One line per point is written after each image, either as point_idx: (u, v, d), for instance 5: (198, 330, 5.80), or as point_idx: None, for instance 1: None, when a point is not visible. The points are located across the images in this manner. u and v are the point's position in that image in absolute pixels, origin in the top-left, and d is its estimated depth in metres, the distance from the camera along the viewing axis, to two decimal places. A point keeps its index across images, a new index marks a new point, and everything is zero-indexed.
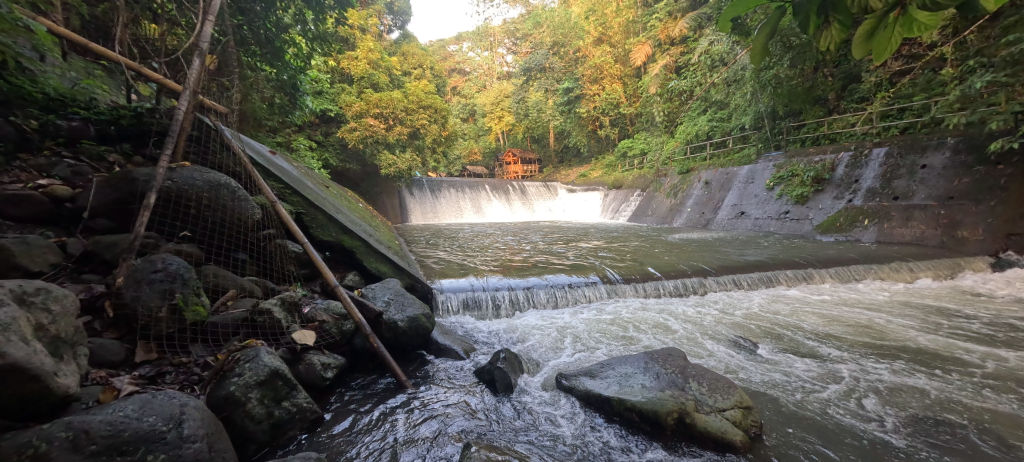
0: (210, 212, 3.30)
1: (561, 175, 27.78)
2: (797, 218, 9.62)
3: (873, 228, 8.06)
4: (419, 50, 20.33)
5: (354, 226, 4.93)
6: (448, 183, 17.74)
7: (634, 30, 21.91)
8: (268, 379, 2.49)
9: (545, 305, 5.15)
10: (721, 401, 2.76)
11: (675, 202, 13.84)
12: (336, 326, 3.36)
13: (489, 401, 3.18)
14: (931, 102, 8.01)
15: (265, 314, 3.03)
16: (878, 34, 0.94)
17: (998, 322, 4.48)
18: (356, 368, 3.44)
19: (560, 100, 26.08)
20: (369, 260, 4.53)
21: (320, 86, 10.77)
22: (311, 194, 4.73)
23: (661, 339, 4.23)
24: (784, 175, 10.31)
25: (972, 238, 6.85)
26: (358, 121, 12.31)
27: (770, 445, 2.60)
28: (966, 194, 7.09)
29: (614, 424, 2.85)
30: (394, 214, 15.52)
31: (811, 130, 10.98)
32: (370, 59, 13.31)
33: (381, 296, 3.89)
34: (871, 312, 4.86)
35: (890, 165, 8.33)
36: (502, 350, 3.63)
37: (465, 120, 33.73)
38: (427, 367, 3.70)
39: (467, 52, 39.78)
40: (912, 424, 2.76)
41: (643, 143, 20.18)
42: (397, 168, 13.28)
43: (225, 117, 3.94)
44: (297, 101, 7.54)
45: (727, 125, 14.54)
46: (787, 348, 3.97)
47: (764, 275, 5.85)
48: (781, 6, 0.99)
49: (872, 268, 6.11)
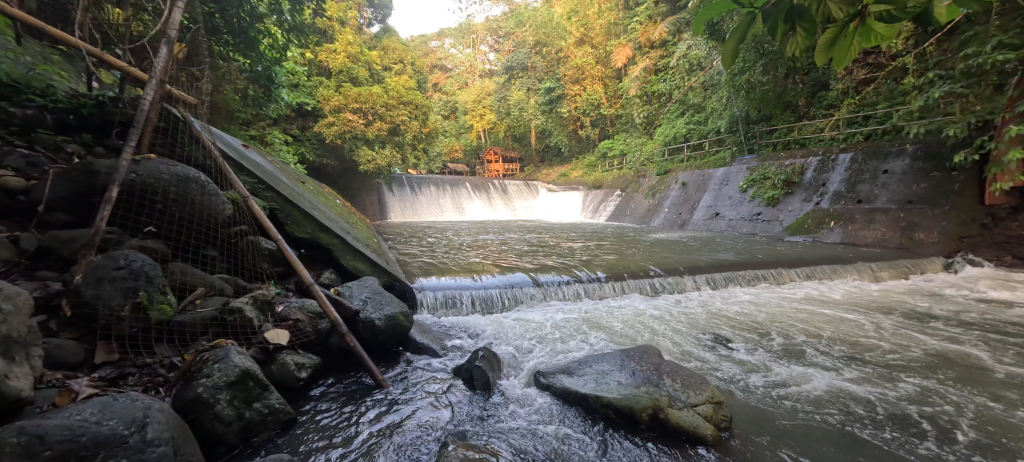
0: (177, 207, 3.16)
1: (541, 174, 27.93)
2: (768, 220, 9.95)
3: (839, 230, 8.43)
4: (400, 45, 20.02)
5: (330, 222, 4.82)
6: (428, 181, 17.60)
7: (616, 32, 22.19)
8: (238, 381, 2.42)
9: (524, 303, 5.18)
10: (693, 396, 2.83)
11: (653, 202, 14.11)
12: (311, 325, 3.29)
13: (467, 400, 3.18)
14: (892, 110, 8.42)
15: (236, 313, 2.94)
16: (840, 42, 0.99)
17: (949, 319, 4.74)
18: (331, 368, 3.39)
19: (542, 99, 26.18)
20: (345, 257, 4.46)
21: (297, 78, 10.50)
22: (287, 190, 4.60)
23: (637, 337, 4.30)
24: (757, 177, 10.65)
25: (927, 240, 7.23)
26: (336, 116, 12.05)
27: (738, 437, 2.70)
28: (924, 198, 7.45)
29: (590, 420, 2.90)
30: (373, 210, 15.28)
31: (782, 135, 11.37)
32: (349, 52, 13.05)
33: (358, 295, 3.83)
34: (834, 311, 5.08)
35: (854, 170, 8.70)
36: (480, 349, 3.62)
37: (446, 117, 33.46)
38: (404, 365, 3.68)
39: (449, 48, 39.40)
40: (872, 417, 2.89)
41: (623, 144, 20.47)
42: (376, 164, 13.08)
43: (195, 109, 3.79)
44: (272, 93, 7.32)
45: (703, 128, 14.92)
46: (757, 345, 4.11)
47: (736, 275, 6.04)
48: (751, 12, 1.02)
49: (837, 268, 6.37)
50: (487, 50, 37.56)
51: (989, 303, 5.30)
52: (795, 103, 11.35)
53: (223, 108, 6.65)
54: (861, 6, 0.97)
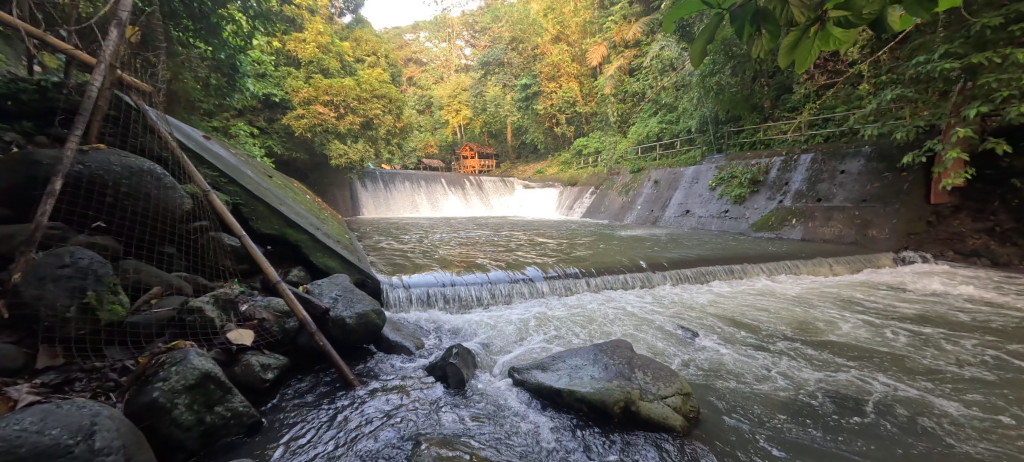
0: (130, 201, 2.98)
1: (517, 170, 27.95)
2: (735, 217, 10.31)
3: (800, 227, 8.82)
4: (373, 36, 19.53)
5: (299, 218, 4.67)
6: (402, 176, 17.32)
7: (592, 30, 22.43)
8: (198, 384, 2.30)
9: (500, 299, 5.19)
10: (664, 388, 2.90)
11: (627, 200, 14.37)
12: (278, 325, 3.19)
13: (442, 397, 3.15)
14: (849, 113, 8.87)
15: (195, 313, 2.81)
16: (802, 44, 1.03)
17: (899, 311, 5.01)
18: (299, 367, 3.29)
19: (519, 96, 26.19)
20: (315, 254, 4.34)
21: (264, 68, 10.09)
22: (252, 185, 4.41)
23: (610, 331, 4.37)
24: (725, 176, 11.01)
25: (880, 236, 7.65)
26: (306, 108, 11.65)
27: (705, 427, 2.78)
28: (877, 197, 7.89)
29: (564, 414, 2.93)
30: (345, 206, 14.87)
31: (749, 135, 11.80)
32: (320, 42, 12.64)
33: (328, 293, 3.72)
34: (795, 303, 5.30)
35: (815, 169, 9.12)
36: (454, 346, 3.59)
37: (422, 112, 32.92)
38: (376, 363, 3.61)
39: (424, 42, 38.70)
40: (830, 404, 3.03)
41: (598, 142, 20.77)
42: (348, 158, 12.74)
43: (150, 97, 3.58)
44: (236, 83, 7.00)
45: (675, 127, 15.31)
46: (724, 338, 4.25)
47: (706, 271, 6.24)
48: (719, 13, 1.04)
49: (799, 263, 6.67)
50: (463, 44, 37.41)
51: (935, 294, 5.65)
52: (761, 105, 11.79)
53: (182, 96, 6.30)
54: (822, 12, 1.00)
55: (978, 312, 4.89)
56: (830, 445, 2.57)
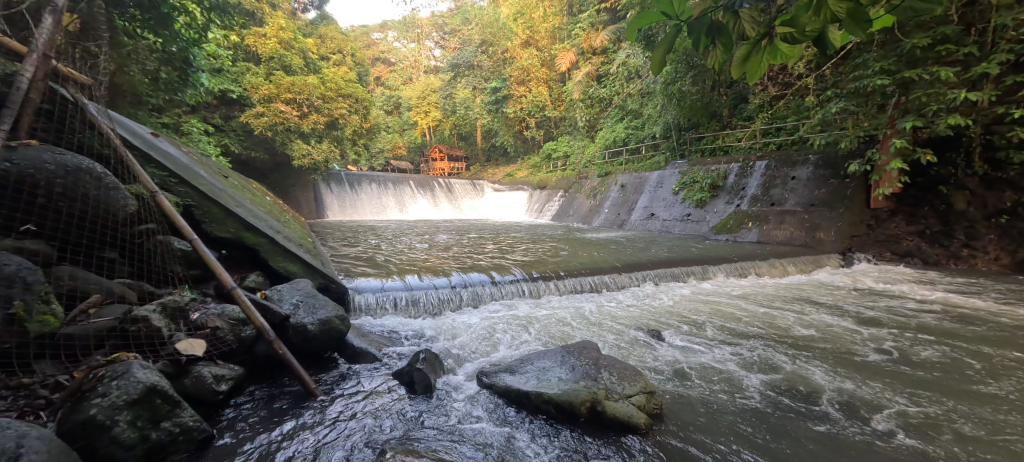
0: (65, 202, 2.75)
1: (487, 173, 27.95)
2: (696, 220, 10.71)
3: (756, 230, 9.27)
4: (339, 34, 19.09)
5: (257, 220, 4.46)
6: (368, 178, 16.92)
7: (560, 37, 22.87)
8: (142, 399, 2.15)
9: (468, 303, 5.15)
10: (629, 387, 2.96)
11: (594, 203, 14.65)
12: (232, 333, 3.03)
13: (408, 404, 3.09)
14: (799, 123, 9.45)
15: (140, 323, 2.62)
16: (753, 59, 1.11)
17: (845, 309, 5.34)
18: (255, 377, 3.15)
19: (488, 99, 26.28)
20: (275, 258, 4.17)
21: (222, 63, 9.63)
22: (204, 185, 4.17)
23: (577, 333, 4.43)
24: (687, 181, 11.44)
25: (826, 238, 8.16)
26: (267, 106, 11.19)
27: (668, 425, 2.86)
28: (824, 202, 8.42)
29: (533, 417, 2.94)
30: (308, 208, 14.35)
31: (709, 142, 12.33)
32: (281, 38, 12.17)
33: (288, 299, 3.58)
34: (752, 303, 5.56)
35: (769, 175, 9.64)
36: (422, 351, 3.53)
37: (390, 112, 32.24)
38: (339, 371, 3.50)
39: (393, 41, 38.01)
40: (784, 399, 3.18)
41: (566, 146, 21.09)
42: (312, 159, 12.33)
43: (89, 90, 3.33)
44: (189, 78, 6.65)
45: (640, 133, 15.79)
46: (685, 337, 4.40)
47: (669, 272, 6.44)
48: (679, 24, 1.08)
49: (755, 264, 7.00)
50: (432, 45, 37.36)
51: (875, 293, 6.07)
52: (720, 114, 12.37)
53: (128, 91, 5.89)
54: (771, 28, 1.08)
55: (912, 308, 5.30)
56: (784, 439, 2.70)
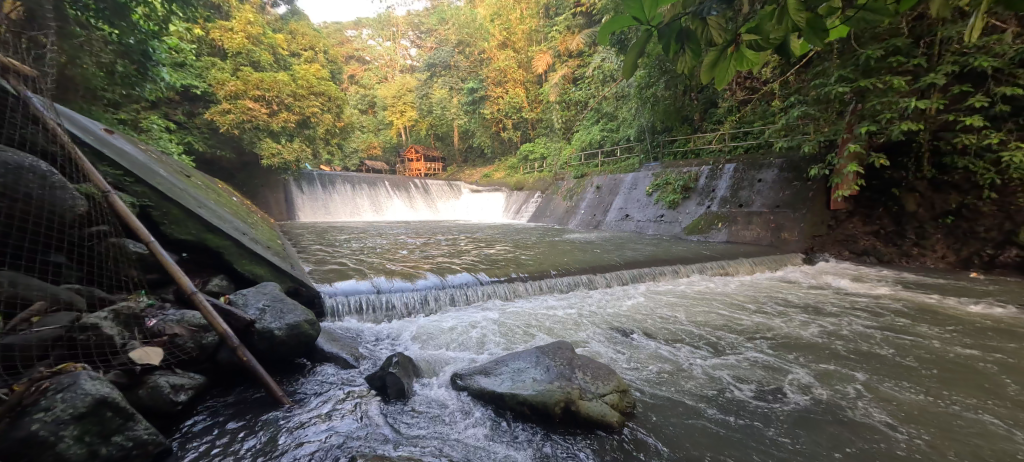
0: (5, 202, 2.54)
1: (464, 174, 27.78)
2: (669, 221, 10.96)
3: (725, 230, 9.57)
4: (312, 30, 18.61)
5: (221, 222, 4.29)
6: (342, 178, 16.53)
7: (537, 39, 23.04)
8: (91, 412, 2.03)
9: (443, 305, 5.10)
10: (602, 387, 2.99)
11: (570, 204, 14.79)
12: (193, 340, 2.90)
13: (380, 409, 3.02)
14: (765, 128, 9.83)
15: (90, 331, 2.47)
16: (720, 64, 1.14)
17: (808, 305, 5.57)
18: (218, 386, 3.02)
19: (465, 99, 26.21)
20: (241, 261, 4.01)
21: (184, 57, 9.22)
22: (164, 185, 3.98)
23: (553, 334, 4.45)
24: (660, 183, 11.70)
25: (790, 238, 8.50)
26: (233, 103, 10.76)
27: (639, 421, 2.92)
28: (788, 203, 8.77)
29: (508, 418, 2.93)
30: (278, 209, 13.89)
31: (681, 145, 12.65)
32: (249, 32, 11.73)
33: (254, 303, 3.45)
34: (722, 301, 5.73)
35: (737, 178, 9.98)
36: (395, 354, 3.47)
37: (365, 111, 31.46)
38: (308, 377, 3.40)
39: (367, 39, 37.29)
40: (752, 394, 3.28)
41: (543, 147, 21.24)
42: (282, 159, 11.99)
43: (34, 82, 3.11)
44: (149, 72, 6.34)
45: (615, 136, 16.06)
46: (658, 335, 4.49)
47: (643, 272, 6.57)
48: (650, 29, 1.08)
49: (725, 263, 7.22)
50: (408, 44, 37.25)
51: (835, 289, 6.36)
52: (691, 117, 12.73)
53: (80, 85, 5.55)
54: (736, 35, 1.11)
55: (869, 303, 5.57)
56: (751, 432, 2.77)
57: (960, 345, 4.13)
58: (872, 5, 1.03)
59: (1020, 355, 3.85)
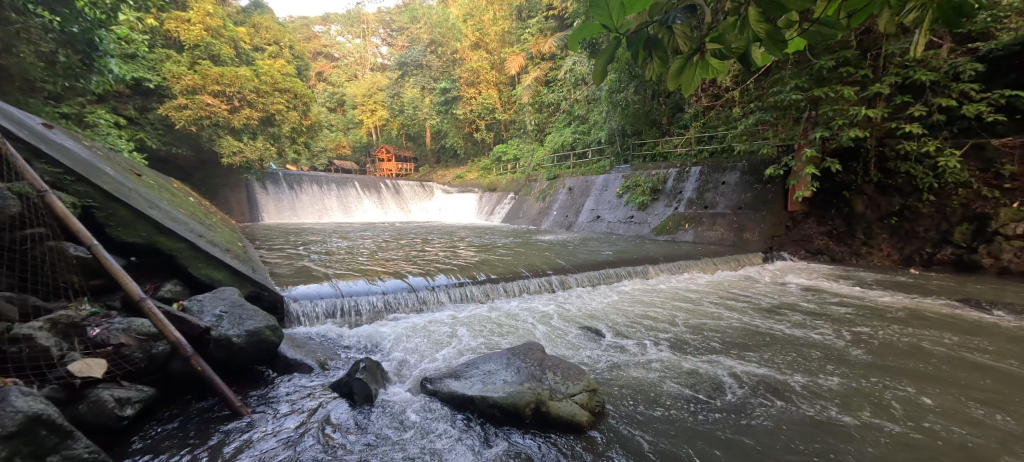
0: None
1: (436, 175, 27.50)
2: (638, 222, 11.21)
3: (691, 231, 9.86)
4: (276, 23, 17.96)
5: (175, 223, 4.05)
6: (309, 179, 15.89)
7: (509, 41, 23.16)
8: (22, 431, 1.86)
9: (414, 307, 5.02)
10: (572, 386, 3.02)
11: (543, 205, 14.89)
12: (142, 351, 2.72)
13: (347, 418, 2.93)
14: (727, 133, 10.23)
15: (23, 342, 2.28)
16: (685, 73, 1.18)
17: (768, 302, 5.81)
18: (170, 398, 2.85)
19: (438, 99, 26.00)
20: (196, 265, 3.81)
21: (135, 49, 8.69)
22: (110, 184, 3.72)
23: (525, 334, 4.46)
24: (630, 185, 11.96)
25: (752, 238, 8.84)
26: (190, 98, 10.16)
27: (608, 420, 2.95)
28: (749, 205, 9.13)
29: (478, 422, 2.91)
30: (239, 210, 13.32)
31: (649, 148, 12.99)
32: (208, 24, 11.19)
33: (210, 310, 3.27)
34: (688, 299, 5.90)
35: (702, 180, 10.32)
36: (362, 359, 3.37)
37: (334, 109, 30.54)
38: (270, 386, 3.26)
39: (336, 36, 36.27)
40: (717, 389, 3.38)
41: (516, 149, 21.32)
42: (243, 157, 11.53)
43: None
44: (95, 64, 5.93)
45: (586, 138, 16.31)
46: (628, 334, 4.57)
47: (614, 272, 6.68)
48: (619, 38, 1.10)
49: (691, 263, 7.43)
50: (378, 42, 36.83)
51: (794, 286, 6.66)
52: (659, 121, 13.09)
53: (15, 76, 5.13)
54: (701, 45, 1.14)
55: (823, 299, 5.88)
56: (716, 427, 2.86)
57: (904, 337, 4.41)
58: (826, 20, 1.08)
59: (954, 345, 4.17)
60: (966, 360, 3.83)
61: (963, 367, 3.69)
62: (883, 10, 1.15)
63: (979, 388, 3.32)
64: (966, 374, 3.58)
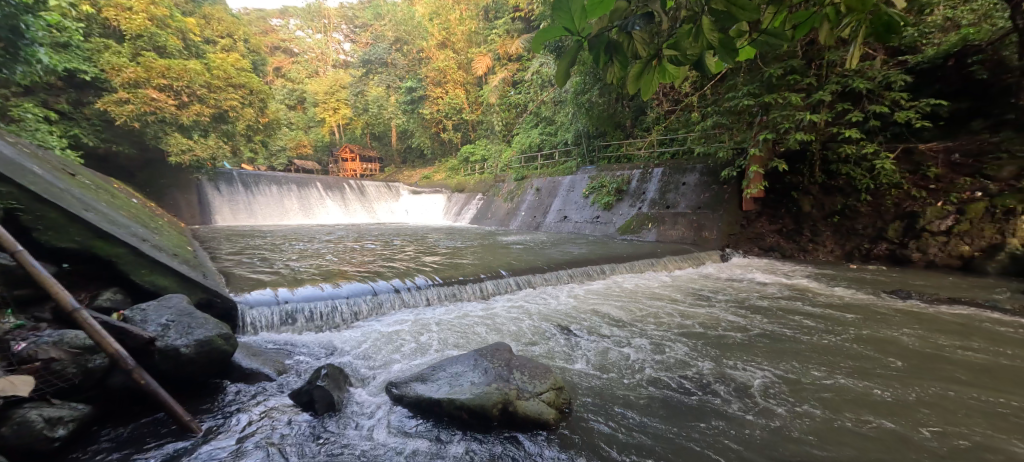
0: None
1: (402, 175, 26.99)
2: (604, 222, 11.44)
3: (654, 230, 10.16)
4: (230, 15, 17.08)
5: (115, 227, 3.77)
6: (268, 179, 15.28)
7: (476, 41, 23.03)
8: None
9: (378, 311, 4.90)
10: (539, 385, 3.04)
11: (511, 206, 14.94)
12: (76, 365, 2.51)
13: (308, 428, 2.83)
14: (687, 135, 10.63)
15: None
16: (645, 77, 1.22)
17: (726, 297, 6.07)
18: (109, 416, 2.65)
19: (403, 98, 25.56)
20: (140, 272, 3.56)
21: (68, 37, 8.01)
22: (38, 184, 3.41)
23: (492, 335, 4.47)
24: (596, 185, 12.19)
25: (710, 237, 9.22)
26: (132, 92, 9.47)
27: (575, 417, 3.00)
28: (707, 205, 9.51)
29: (445, 425, 2.88)
30: (189, 212, 12.57)
31: (614, 150, 13.29)
32: (153, 13, 10.49)
33: (155, 318, 3.06)
34: (651, 297, 6.07)
35: (663, 181, 10.68)
36: (323, 366, 3.25)
37: (293, 107, 29.32)
38: (221, 399, 3.08)
39: (295, 30, 34.86)
40: (678, 382, 3.51)
41: (484, 149, 21.27)
42: (193, 156, 10.92)
43: None
44: (21, 53, 5.41)
45: (553, 140, 16.48)
46: (594, 331, 4.67)
47: (580, 272, 6.79)
48: (580, 41, 1.11)
49: (654, 261, 7.66)
50: (340, 38, 35.85)
51: (749, 282, 7.00)
52: (623, 123, 13.45)
53: None
54: (659, 50, 1.18)
55: (775, 293, 6.23)
56: (678, 419, 2.96)
57: (846, 326, 4.74)
58: (772, 30, 1.15)
59: (889, 332, 4.52)
60: (900, 345, 4.16)
61: (897, 352, 4.01)
62: (822, 22, 1.22)
63: (909, 371, 3.63)
64: (901, 358, 3.85)
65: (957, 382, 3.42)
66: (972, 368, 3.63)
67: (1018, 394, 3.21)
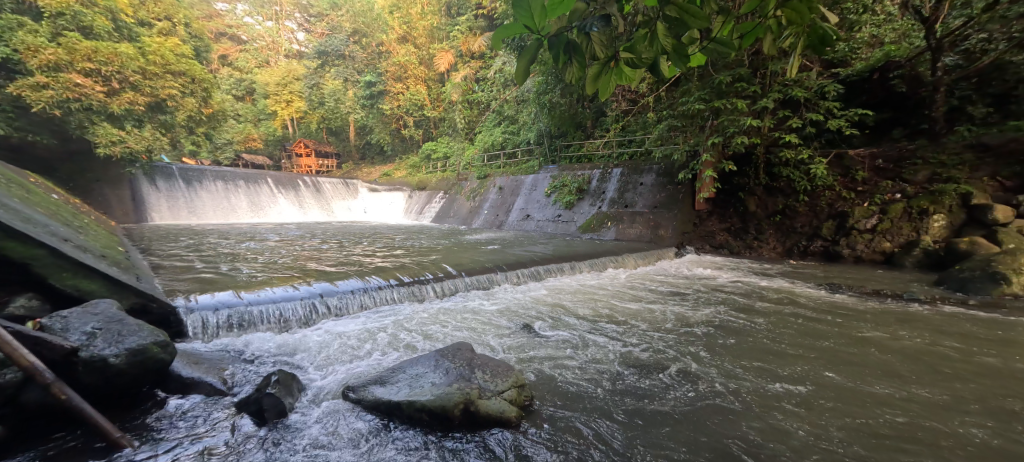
0: None
1: (361, 172, 26.15)
2: (566, 220, 11.63)
3: (613, 229, 10.44)
4: None
5: (31, 226, 3.40)
6: (212, 173, 14.40)
7: (438, 37, 22.65)
8: None
9: (336, 313, 4.74)
10: (500, 384, 3.05)
11: (474, 204, 14.85)
12: None
13: (256, 437, 2.68)
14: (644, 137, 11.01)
15: None
16: (601, 78, 1.24)
17: (680, 293, 6.34)
18: (22, 436, 2.39)
19: (362, 92, 24.75)
20: (60, 275, 3.23)
21: None
22: None
23: (455, 334, 4.43)
24: (557, 185, 12.36)
25: (665, 235, 9.60)
26: (52, 76, 8.58)
27: (536, 414, 3.03)
28: (662, 204, 9.90)
29: (406, 427, 2.82)
30: (120, 209, 11.60)
31: (575, 151, 13.53)
32: None
33: (79, 327, 2.79)
34: (610, 293, 6.24)
35: (622, 181, 11.00)
36: (274, 372, 3.10)
37: (241, 98, 27.66)
38: (157, 411, 2.86)
39: (244, 16, 32.81)
40: (635, 375, 3.63)
41: (446, 147, 21.02)
42: (126, 148, 10.14)
43: None
44: None
45: (515, 139, 16.55)
46: (555, 328, 4.74)
47: (542, 270, 6.86)
48: (540, 39, 1.10)
49: (612, 259, 7.87)
50: (293, 27, 34.17)
51: (701, 278, 7.35)
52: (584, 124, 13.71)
53: None
54: (615, 52, 1.20)
55: (724, 288, 6.58)
56: (635, 411, 3.06)
57: (787, 319, 5.08)
58: (719, 39, 1.20)
59: (823, 323, 4.90)
60: (832, 334, 4.52)
61: (831, 340, 4.35)
62: (766, 34, 1.29)
63: (841, 358, 3.95)
64: (834, 346, 4.19)
65: (880, 365, 3.77)
66: (892, 353, 4.01)
67: (930, 375, 3.58)
